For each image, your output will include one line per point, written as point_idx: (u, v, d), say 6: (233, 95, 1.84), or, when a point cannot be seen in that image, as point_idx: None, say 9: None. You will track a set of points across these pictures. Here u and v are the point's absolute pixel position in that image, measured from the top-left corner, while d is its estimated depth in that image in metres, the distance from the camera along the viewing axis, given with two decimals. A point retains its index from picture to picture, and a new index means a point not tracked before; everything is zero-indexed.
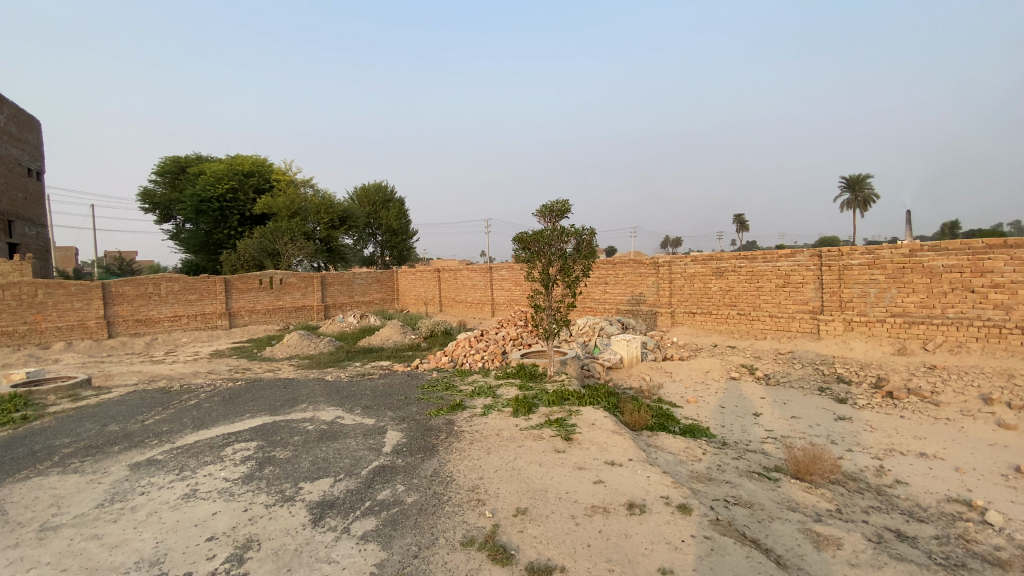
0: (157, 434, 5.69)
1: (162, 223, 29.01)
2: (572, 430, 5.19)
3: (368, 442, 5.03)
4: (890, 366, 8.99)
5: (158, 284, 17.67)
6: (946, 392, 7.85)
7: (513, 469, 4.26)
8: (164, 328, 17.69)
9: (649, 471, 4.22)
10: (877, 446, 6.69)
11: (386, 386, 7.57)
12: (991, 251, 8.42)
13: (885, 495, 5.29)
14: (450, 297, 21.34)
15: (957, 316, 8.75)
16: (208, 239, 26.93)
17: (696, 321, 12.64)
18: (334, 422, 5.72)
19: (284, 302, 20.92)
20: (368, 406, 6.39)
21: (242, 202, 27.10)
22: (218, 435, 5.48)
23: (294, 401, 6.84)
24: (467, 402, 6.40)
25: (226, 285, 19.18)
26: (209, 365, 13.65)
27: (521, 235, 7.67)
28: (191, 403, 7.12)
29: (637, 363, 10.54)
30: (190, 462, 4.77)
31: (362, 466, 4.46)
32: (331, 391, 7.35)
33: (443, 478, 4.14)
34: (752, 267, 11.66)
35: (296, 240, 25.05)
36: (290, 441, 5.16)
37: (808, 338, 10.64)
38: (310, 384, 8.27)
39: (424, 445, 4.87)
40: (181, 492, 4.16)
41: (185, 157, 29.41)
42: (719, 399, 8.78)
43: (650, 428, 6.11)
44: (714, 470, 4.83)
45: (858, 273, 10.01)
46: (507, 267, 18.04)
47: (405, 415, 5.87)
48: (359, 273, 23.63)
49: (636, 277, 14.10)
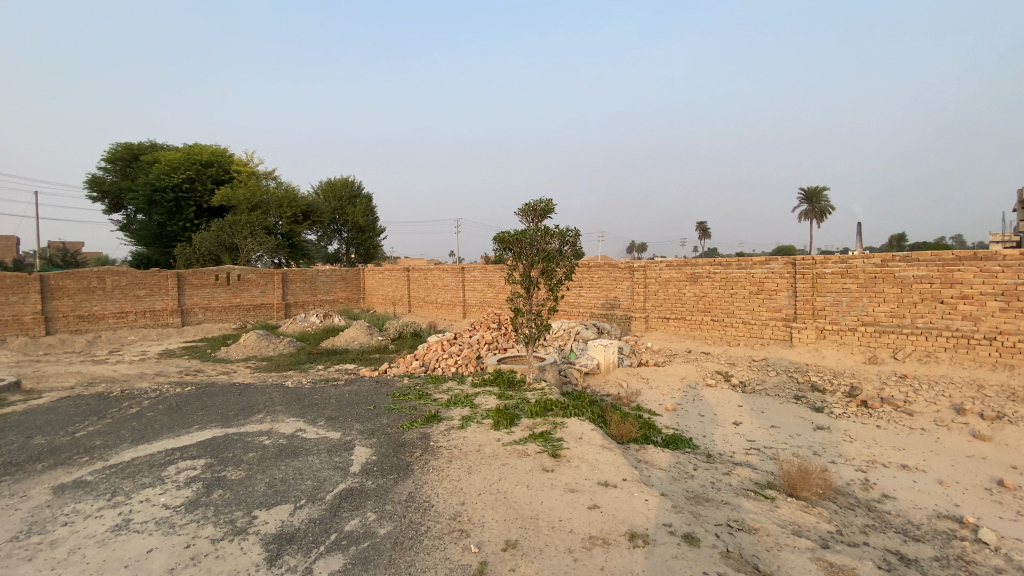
0: (88, 449, 4.99)
1: (111, 213, 27.21)
2: (558, 445, 4.80)
3: (333, 460, 4.51)
4: (862, 374, 9.01)
5: (103, 278, 16.41)
6: (919, 402, 7.88)
7: (498, 492, 3.84)
8: (110, 326, 16.43)
9: (646, 493, 3.86)
10: (859, 457, 6.57)
11: (352, 394, 7.01)
12: (960, 263, 8.52)
13: (877, 511, 5.12)
14: (419, 297, 20.73)
15: (927, 326, 8.84)
16: (162, 231, 25.45)
17: (670, 326, 12.50)
18: (294, 436, 5.15)
19: (241, 299, 19.84)
20: (332, 417, 5.83)
21: (200, 193, 25.70)
22: (160, 451, 4.84)
23: (249, 410, 6.20)
24: (442, 412, 5.93)
25: (179, 280, 18.03)
26: (157, 366, 12.68)
27: (502, 234, 7.25)
28: (132, 412, 6.37)
29: (613, 369, 10.27)
30: (125, 485, 4.14)
31: (327, 490, 3.94)
32: (292, 399, 6.73)
33: (420, 504, 3.68)
34: (727, 274, 11.56)
35: (256, 235, 23.89)
36: (243, 459, 4.60)
37: (782, 346, 10.60)
38: (268, 390, 7.61)
39: (397, 464, 4.38)
40: (110, 523, 3.55)
41: (139, 145, 27.76)
42: (697, 407, 8.56)
43: (636, 440, 5.82)
44: (709, 489, 4.53)
45: (831, 282, 9.99)
46: (479, 268, 17.60)
47: (373, 428, 5.35)
48: (323, 271, 22.69)
49: (610, 281, 13.87)
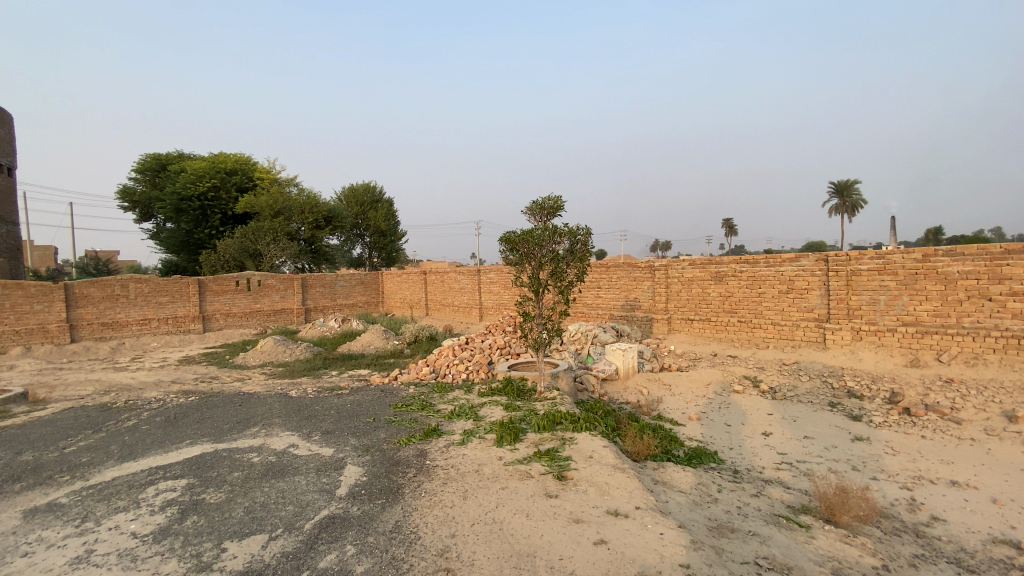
0: (72, 467, 4.82)
1: (141, 221, 27.87)
2: (565, 466, 4.37)
3: (320, 482, 4.17)
4: (904, 379, 8.29)
5: (126, 286, 16.61)
6: (968, 409, 7.16)
7: (493, 522, 3.44)
8: (132, 333, 16.63)
9: (661, 525, 3.39)
10: (903, 473, 5.94)
11: (354, 403, 6.71)
12: (1009, 256, 7.77)
13: (925, 537, 4.52)
14: (436, 300, 20.48)
15: (973, 326, 8.08)
16: (188, 238, 25.87)
17: (693, 328, 11.89)
18: (285, 453, 4.85)
19: (261, 305, 19.90)
20: (328, 430, 5.52)
21: (224, 201, 26.09)
22: (144, 470, 4.63)
23: (246, 423, 5.94)
24: (444, 426, 5.55)
25: (200, 286, 18.17)
26: (174, 373, 12.70)
27: (508, 234, 6.86)
28: (128, 425, 6.21)
29: (633, 374, 9.75)
30: (98, 509, 3.92)
31: (307, 517, 3.60)
32: (292, 411, 6.45)
33: (406, 536, 3.31)
34: (753, 272, 10.90)
35: (279, 241, 24.08)
36: (227, 479, 4.32)
37: (814, 349, 9.90)
38: (270, 400, 7.36)
39: (387, 487, 4.02)
40: (71, 554, 3.29)
41: (167, 154, 28.39)
42: (723, 416, 8.00)
43: (654, 457, 5.35)
44: (734, 517, 4.03)
45: (866, 280, 9.28)
46: (496, 269, 17.23)
47: (368, 443, 5.01)
48: (341, 275, 22.61)
49: (630, 281, 13.33)
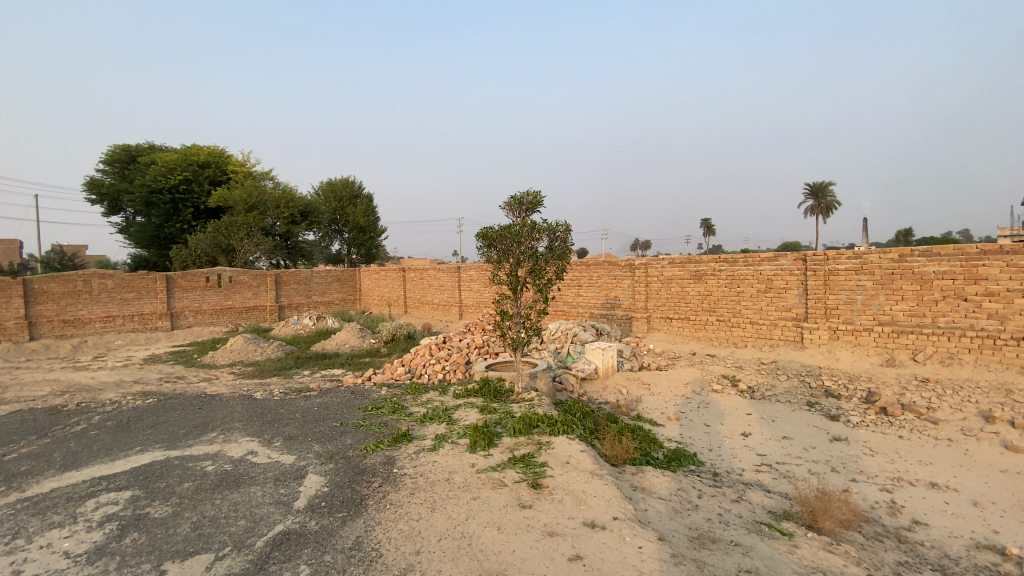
0: (8, 477, 4.44)
1: (109, 215, 26.77)
2: (541, 472, 4.16)
3: (278, 493, 3.87)
4: (880, 379, 8.31)
5: (89, 281, 15.88)
6: (943, 409, 7.19)
7: (462, 536, 3.21)
8: (96, 330, 15.90)
9: (640, 538, 3.19)
10: (882, 475, 5.87)
11: (321, 407, 6.38)
12: (985, 257, 7.82)
13: (908, 542, 4.43)
14: (414, 298, 20.12)
15: (948, 326, 8.12)
16: (158, 232, 24.93)
17: (673, 327, 11.81)
18: (242, 461, 4.54)
19: (233, 302, 19.28)
20: (291, 436, 5.20)
21: (196, 194, 25.22)
22: (85, 481, 4.28)
23: (204, 428, 5.58)
24: (415, 431, 5.29)
25: (168, 282, 17.50)
26: (138, 373, 12.16)
27: (486, 230, 6.62)
28: (76, 431, 5.79)
29: (613, 373, 9.60)
30: (30, 525, 3.58)
31: (259, 534, 3.31)
32: (255, 414, 6.11)
33: (366, 553, 3.05)
34: (732, 271, 10.85)
35: (253, 236, 23.38)
36: (176, 490, 4.00)
37: (792, 348, 9.88)
38: (233, 402, 7.01)
39: (349, 499, 3.74)
40: None
41: (137, 146, 27.35)
42: (703, 416, 7.89)
43: (634, 461, 5.17)
44: (716, 526, 3.87)
45: (844, 279, 9.27)
46: (476, 267, 16.97)
47: (333, 450, 4.73)
48: (317, 272, 22.03)
49: (610, 279, 13.21)
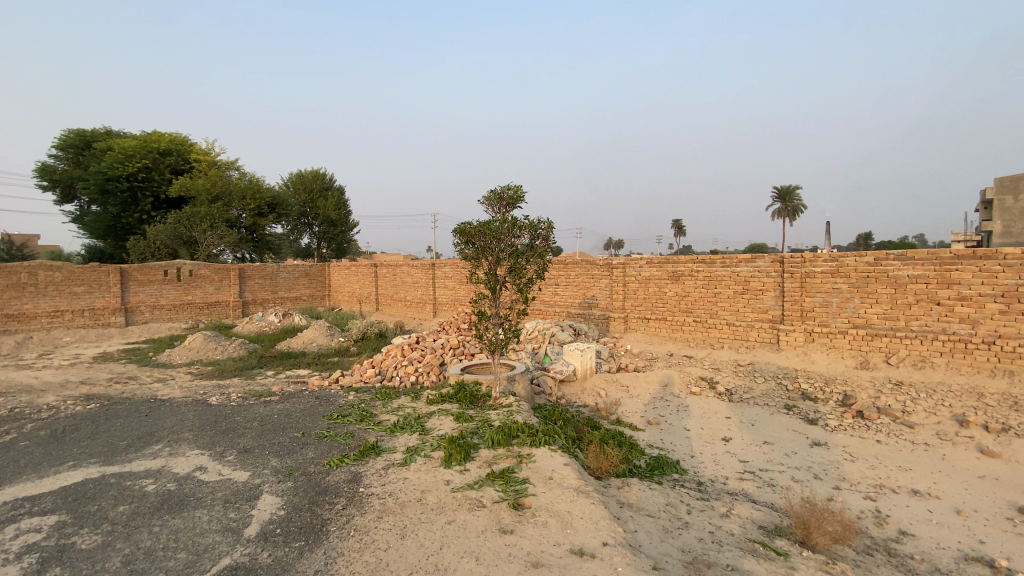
0: None
1: (62, 204, 25.21)
2: (521, 491, 3.83)
3: (226, 518, 3.43)
4: (855, 382, 8.28)
5: (34, 273, 14.75)
6: (918, 412, 7.17)
7: (434, 570, 2.85)
8: (41, 326, 14.81)
9: (631, 568, 2.89)
10: (864, 482, 5.77)
11: (282, 414, 5.90)
12: (958, 261, 7.85)
13: (898, 556, 4.28)
14: (387, 295, 19.54)
15: (922, 330, 8.13)
16: (115, 222, 23.57)
17: (650, 327, 11.65)
18: (188, 479, 4.06)
19: (193, 297, 18.33)
20: (246, 448, 4.73)
21: (157, 183, 23.95)
22: (5, 503, 3.74)
23: (148, 440, 5.04)
24: (384, 442, 4.89)
25: (122, 275, 16.46)
26: (87, 372, 11.32)
27: (463, 225, 6.25)
28: (1, 443, 5.16)
29: (591, 375, 9.35)
30: None
31: (201, 570, 2.87)
32: (208, 423, 5.59)
33: None
34: (710, 272, 10.74)
35: (217, 228, 22.30)
36: (109, 515, 3.51)
37: (768, 349, 9.82)
38: (185, 408, 6.44)
39: (308, 526, 3.33)
40: None
41: (93, 132, 25.82)
42: (683, 420, 7.70)
43: (618, 473, 4.91)
44: (709, 548, 3.63)
45: (820, 282, 9.23)
46: (451, 264, 16.52)
47: (292, 466, 4.29)
48: (284, 266, 21.16)
49: (588, 278, 12.98)
